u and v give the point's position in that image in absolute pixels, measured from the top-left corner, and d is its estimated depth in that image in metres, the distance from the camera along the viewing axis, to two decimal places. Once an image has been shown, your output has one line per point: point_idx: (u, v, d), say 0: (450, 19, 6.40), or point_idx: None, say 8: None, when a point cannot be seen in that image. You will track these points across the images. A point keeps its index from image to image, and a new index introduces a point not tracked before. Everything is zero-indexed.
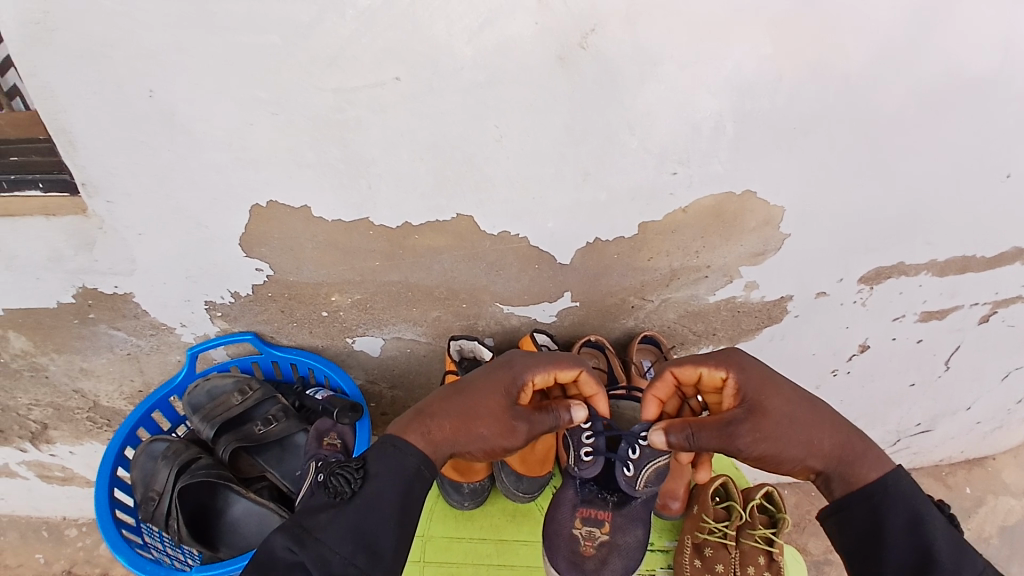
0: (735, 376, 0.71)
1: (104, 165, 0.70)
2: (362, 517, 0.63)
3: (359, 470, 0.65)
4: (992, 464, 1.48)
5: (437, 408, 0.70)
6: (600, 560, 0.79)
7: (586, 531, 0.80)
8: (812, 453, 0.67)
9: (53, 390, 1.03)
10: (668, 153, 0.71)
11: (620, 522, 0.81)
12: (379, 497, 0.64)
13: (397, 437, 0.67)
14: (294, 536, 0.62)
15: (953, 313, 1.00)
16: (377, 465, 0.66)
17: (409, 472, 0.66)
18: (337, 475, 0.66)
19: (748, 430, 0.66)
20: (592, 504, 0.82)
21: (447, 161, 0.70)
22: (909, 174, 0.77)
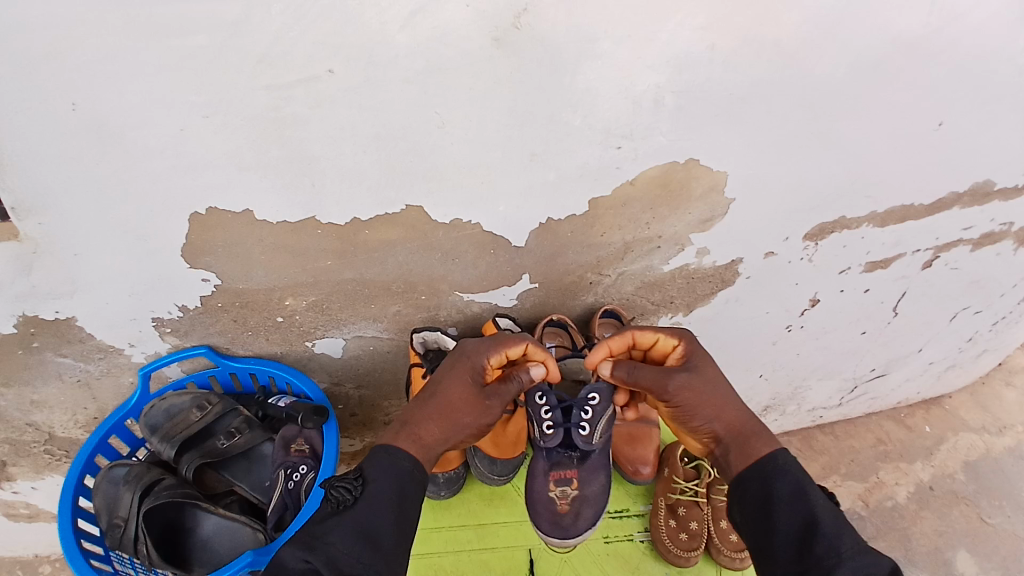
0: (686, 344, 0.80)
1: (32, 185, 0.67)
2: (365, 517, 0.66)
3: (357, 478, 0.69)
4: (947, 401, 1.56)
5: (419, 415, 0.75)
6: (577, 515, 0.81)
7: (560, 491, 0.82)
8: (720, 420, 0.76)
9: (4, 425, 0.98)
10: (612, 129, 0.71)
11: (587, 474, 0.83)
12: (379, 497, 0.68)
13: (389, 446, 0.73)
14: (303, 544, 0.63)
15: (897, 261, 1.04)
16: (375, 470, 0.70)
17: (403, 473, 0.71)
18: (337, 486, 0.68)
19: (677, 379, 0.75)
20: (559, 464, 0.83)
21: (392, 153, 0.69)
22: (845, 131, 0.79)
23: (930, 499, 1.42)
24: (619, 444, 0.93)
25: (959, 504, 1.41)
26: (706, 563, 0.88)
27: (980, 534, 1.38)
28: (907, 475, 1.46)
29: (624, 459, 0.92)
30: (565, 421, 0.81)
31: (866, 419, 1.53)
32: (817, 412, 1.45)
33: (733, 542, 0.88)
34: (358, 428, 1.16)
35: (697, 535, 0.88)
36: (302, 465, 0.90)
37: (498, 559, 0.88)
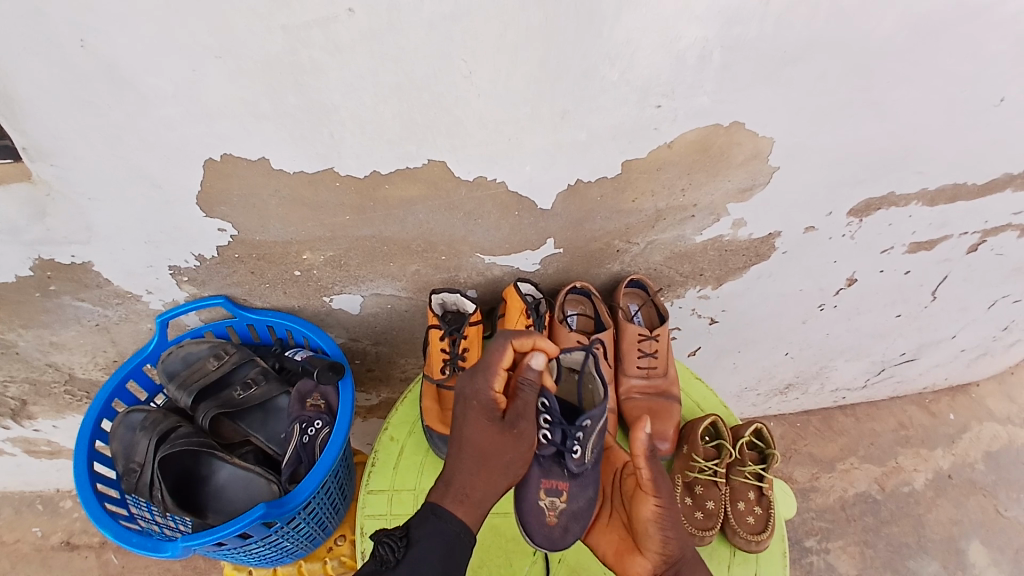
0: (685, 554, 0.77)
1: (44, 128, 0.64)
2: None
3: (401, 538, 0.70)
4: (975, 389, 1.50)
5: (460, 481, 0.74)
6: (564, 530, 0.78)
7: (549, 502, 0.79)
8: (681, 542, 0.76)
9: (25, 365, 0.99)
10: (651, 86, 0.66)
11: (576, 490, 0.79)
12: (422, 560, 0.68)
13: (435, 505, 0.73)
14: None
15: (942, 243, 0.98)
16: (419, 532, 0.71)
17: (448, 533, 0.71)
18: (382, 544, 0.70)
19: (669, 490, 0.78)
20: (551, 473, 0.79)
21: (413, 104, 0.65)
22: (903, 102, 0.73)
23: (948, 487, 1.39)
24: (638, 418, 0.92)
25: (977, 495, 1.38)
26: (720, 543, 0.85)
27: (996, 526, 1.34)
28: (927, 461, 1.42)
29: None
30: (559, 441, 0.79)
31: (889, 402, 1.49)
32: (839, 392, 1.41)
33: (748, 524, 0.84)
34: (374, 384, 1.15)
35: (713, 515, 0.85)
36: (317, 420, 0.89)
37: (507, 525, 0.86)
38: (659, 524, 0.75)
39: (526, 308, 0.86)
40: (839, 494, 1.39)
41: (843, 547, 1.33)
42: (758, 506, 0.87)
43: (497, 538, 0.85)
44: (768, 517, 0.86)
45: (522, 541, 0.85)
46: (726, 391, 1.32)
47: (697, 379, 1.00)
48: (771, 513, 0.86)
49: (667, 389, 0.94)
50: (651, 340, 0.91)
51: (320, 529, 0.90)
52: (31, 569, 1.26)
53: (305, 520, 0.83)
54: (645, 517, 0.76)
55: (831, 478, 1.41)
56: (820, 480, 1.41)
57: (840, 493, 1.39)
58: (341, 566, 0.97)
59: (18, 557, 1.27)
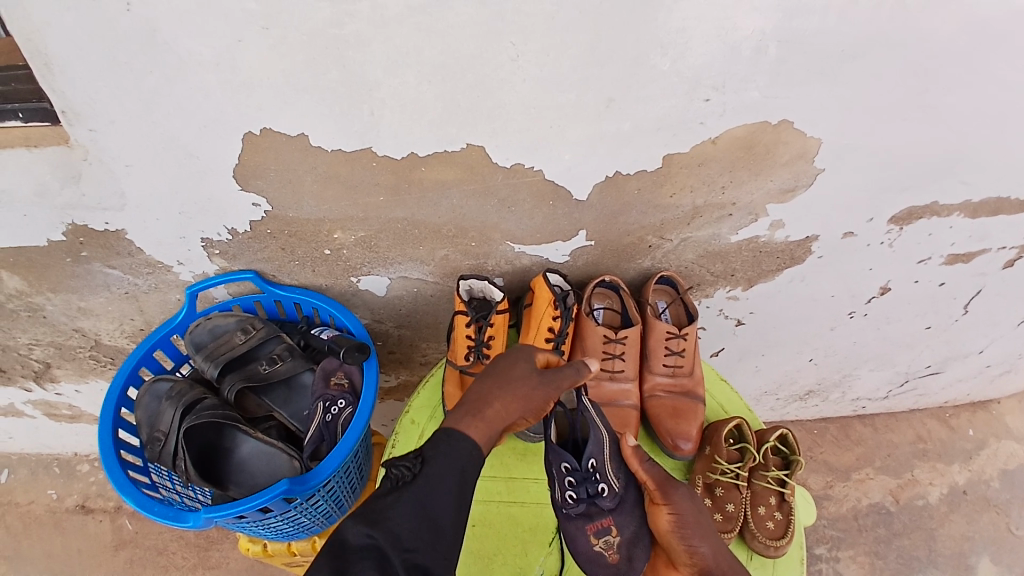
0: (710, 551, 0.69)
1: (86, 92, 0.64)
2: (426, 495, 0.59)
3: (416, 457, 0.62)
4: (997, 407, 1.48)
5: (489, 410, 0.68)
6: (631, 563, 0.76)
7: (604, 543, 0.77)
8: (711, 546, 0.70)
9: (53, 329, 1.01)
10: (702, 78, 0.65)
11: (623, 518, 0.77)
12: (439, 479, 0.60)
13: (452, 429, 0.66)
14: (366, 519, 0.56)
15: (980, 256, 0.96)
16: (433, 450, 0.63)
17: (461, 457, 0.63)
18: (396, 465, 0.62)
19: (682, 489, 0.74)
20: (592, 515, 0.78)
21: (457, 86, 0.64)
22: (958, 108, 0.71)
23: (963, 503, 1.37)
24: (662, 416, 0.90)
25: (992, 513, 1.35)
26: (738, 546, 0.85)
27: (1010, 546, 1.32)
28: (943, 476, 1.40)
29: (664, 432, 0.89)
30: (583, 492, 0.78)
31: (909, 415, 1.47)
32: (859, 401, 1.39)
33: (768, 529, 0.84)
34: (394, 366, 1.15)
35: (732, 518, 0.85)
36: (341, 399, 0.89)
37: (526, 515, 0.85)
38: (677, 531, 0.71)
39: (554, 299, 0.85)
40: (852, 503, 1.37)
41: (853, 557, 1.32)
42: (778, 512, 0.86)
43: (513, 528, 0.85)
44: (788, 523, 0.85)
45: (538, 531, 0.84)
46: (746, 393, 1.30)
47: (721, 380, 0.98)
48: (792, 519, 0.85)
49: (692, 389, 0.93)
50: (678, 339, 0.90)
51: (337, 507, 0.90)
52: (47, 528, 1.28)
53: (324, 498, 0.84)
54: (663, 528, 0.73)
55: (844, 487, 1.39)
56: (834, 489, 1.39)
57: (853, 502, 1.37)
58: None
59: (34, 518, 1.29)
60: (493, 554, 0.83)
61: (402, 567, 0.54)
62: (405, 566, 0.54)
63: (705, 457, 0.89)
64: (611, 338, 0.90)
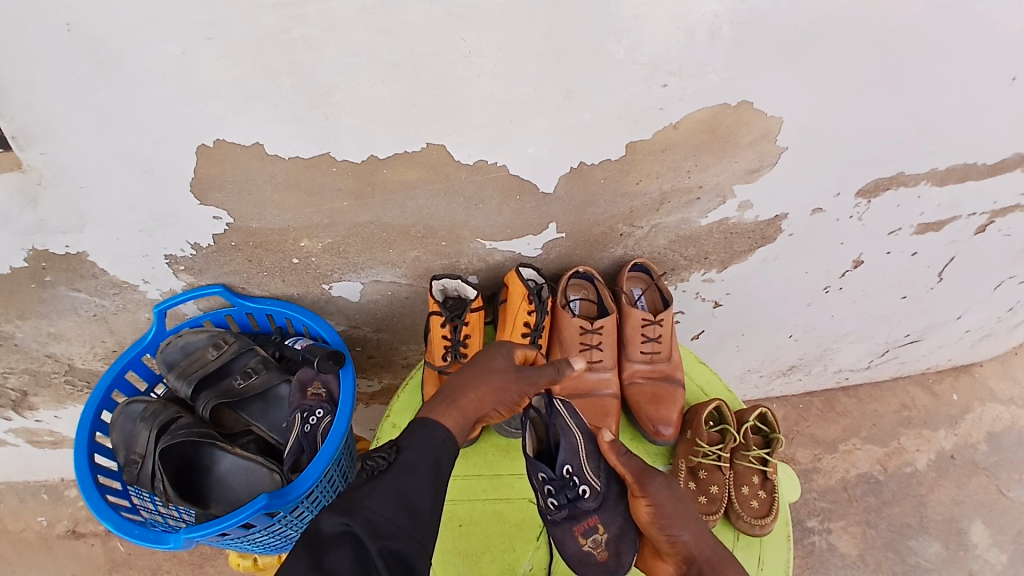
0: (691, 540, 0.70)
1: (32, 113, 0.62)
2: (401, 483, 0.60)
3: (392, 447, 0.64)
4: (977, 370, 1.50)
5: (469, 397, 0.70)
6: (619, 559, 0.77)
7: (592, 542, 0.77)
8: (692, 535, 0.71)
9: (23, 356, 0.98)
10: (659, 63, 0.64)
11: (608, 515, 0.78)
12: (416, 467, 0.62)
13: (429, 417, 0.67)
14: (343, 508, 0.58)
15: (950, 224, 0.96)
16: (409, 439, 0.64)
17: (436, 445, 0.65)
18: (371, 455, 0.64)
19: (660, 479, 0.73)
20: (577, 517, 0.78)
21: (412, 85, 0.63)
22: (917, 79, 0.71)
23: (949, 467, 1.39)
24: (642, 403, 0.91)
25: (977, 475, 1.38)
26: (723, 527, 0.85)
27: (996, 506, 1.34)
28: (929, 442, 1.42)
29: (645, 419, 0.90)
30: (563, 497, 0.78)
31: (892, 384, 1.48)
32: (842, 374, 1.40)
33: (753, 508, 0.84)
34: (375, 370, 1.14)
35: (716, 499, 0.85)
36: (319, 409, 0.88)
37: (512, 510, 0.85)
38: (658, 522, 0.72)
39: (529, 294, 0.85)
40: (841, 474, 1.39)
41: (845, 528, 1.34)
42: (762, 491, 0.87)
43: (499, 524, 0.84)
44: (772, 501, 0.86)
45: (525, 525, 0.84)
46: (730, 373, 1.31)
47: (701, 363, 0.99)
48: (775, 497, 0.86)
49: (671, 374, 0.93)
50: (654, 326, 0.90)
51: None
52: (36, 557, 1.26)
53: (310, 508, 0.83)
54: (643, 520, 0.73)
55: (833, 459, 1.41)
56: (823, 461, 1.41)
57: (842, 473, 1.39)
58: None
59: (24, 546, 1.27)
60: (481, 552, 0.82)
61: (377, 555, 0.56)
62: (381, 553, 0.56)
63: (687, 440, 0.89)
64: (587, 329, 0.89)
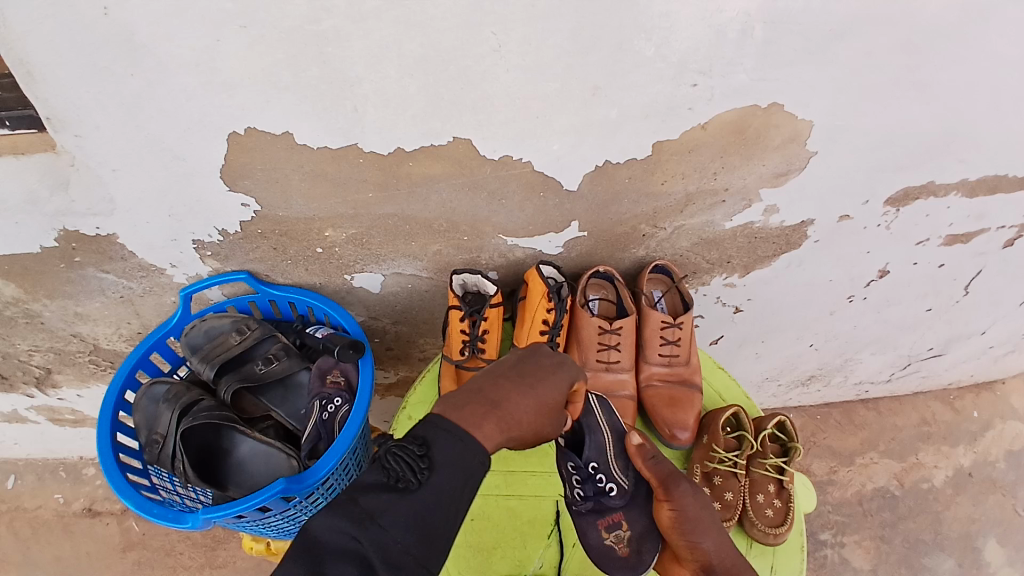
0: (711, 549, 0.69)
1: (69, 97, 0.64)
2: (427, 509, 0.52)
3: (424, 457, 0.53)
4: (1002, 387, 1.47)
5: (515, 409, 0.60)
6: (640, 556, 0.77)
7: (614, 537, 0.79)
8: (713, 544, 0.69)
9: (51, 335, 1.01)
10: (688, 62, 0.64)
11: (633, 513, 0.79)
12: (446, 488, 0.53)
13: (468, 429, 0.56)
14: (352, 519, 0.50)
15: (979, 236, 0.95)
16: (444, 453, 0.54)
17: (475, 465, 0.55)
18: (394, 455, 0.53)
19: (684, 485, 0.72)
20: (602, 511, 0.80)
21: (440, 78, 0.64)
22: (950, 87, 0.70)
23: (969, 485, 1.36)
24: (658, 406, 0.90)
25: (996, 494, 1.35)
26: (737, 534, 0.84)
27: (1015, 526, 1.32)
28: (948, 458, 1.39)
29: (661, 422, 0.89)
30: (590, 490, 0.80)
31: (913, 397, 1.46)
32: (862, 385, 1.38)
33: (767, 517, 0.83)
34: (392, 362, 1.15)
35: (731, 506, 0.84)
36: (337, 397, 0.89)
37: (526, 507, 0.85)
38: (681, 526, 0.71)
39: (548, 292, 0.85)
40: (856, 488, 1.37)
41: (858, 542, 1.32)
42: (777, 500, 0.86)
43: (513, 521, 0.84)
44: (787, 511, 0.85)
45: (537, 524, 0.85)
46: (747, 380, 1.30)
47: (719, 368, 0.98)
48: (790, 507, 0.85)
49: (689, 378, 0.92)
50: (673, 328, 0.90)
51: None
52: (54, 534, 1.29)
53: (324, 494, 0.83)
54: (665, 524, 0.73)
55: (849, 471, 1.39)
56: (838, 473, 1.39)
57: (857, 487, 1.37)
58: None
59: (42, 522, 1.30)
60: (493, 549, 0.82)
61: None
62: None
63: (704, 446, 0.88)
64: (606, 329, 0.89)
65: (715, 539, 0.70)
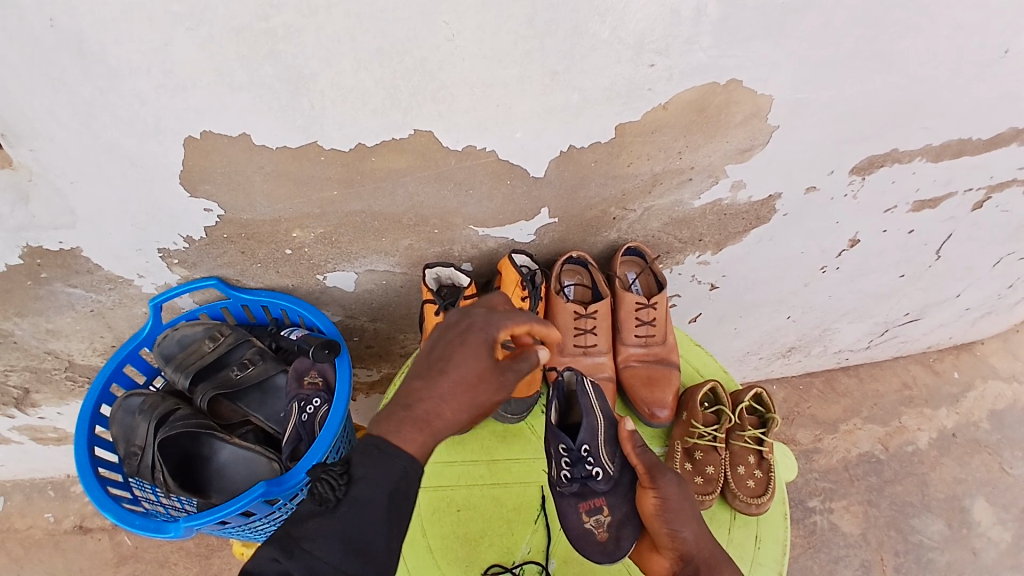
0: (690, 539, 0.72)
1: (19, 110, 0.62)
2: (351, 523, 0.56)
3: (342, 475, 0.57)
4: (979, 348, 1.50)
5: (423, 402, 0.62)
6: (618, 543, 0.77)
7: (594, 521, 0.78)
8: (692, 534, 0.72)
9: (24, 354, 0.99)
10: (645, 42, 0.64)
11: (616, 499, 0.78)
12: (368, 502, 0.57)
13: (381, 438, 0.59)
14: (281, 546, 0.55)
15: (947, 201, 0.96)
16: (362, 469, 0.57)
17: (396, 474, 0.58)
18: (318, 481, 0.57)
19: (667, 477, 0.74)
20: (585, 495, 0.79)
21: (396, 70, 0.63)
22: (907, 56, 0.71)
23: (951, 445, 1.39)
24: (636, 385, 0.91)
25: (982, 453, 1.38)
26: (719, 507, 0.85)
27: (997, 483, 1.35)
28: (930, 421, 1.42)
29: (640, 401, 0.90)
30: (577, 472, 0.78)
31: (892, 362, 1.48)
32: (842, 354, 1.40)
33: (749, 488, 0.85)
34: (374, 360, 1.15)
35: (713, 479, 0.85)
36: (316, 398, 0.89)
37: (512, 495, 0.86)
38: (663, 516, 0.72)
39: (522, 280, 0.85)
40: (842, 454, 1.39)
41: (847, 507, 1.34)
42: (758, 470, 0.87)
43: (499, 509, 0.85)
44: (768, 480, 0.86)
45: (524, 509, 0.85)
46: (729, 356, 1.31)
47: (696, 345, 0.99)
48: (772, 476, 0.86)
49: (666, 356, 0.93)
50: (648, 309, 0.90)
51: None
52: (45, 553, 1.27)
53: None
54: (647, 511, 0.74)
55: (833, 439, 1.41)
56: (823, 441, 1.41)
57: (843, 454, 1.39)
58: None
59: (32, 542, 1.28)
60: (481, 537, 0.83)
61: None
62: None
63: (682, 422, 0.89)
64: (581, 313, 0.89)
65: (694, 531, 0.72)
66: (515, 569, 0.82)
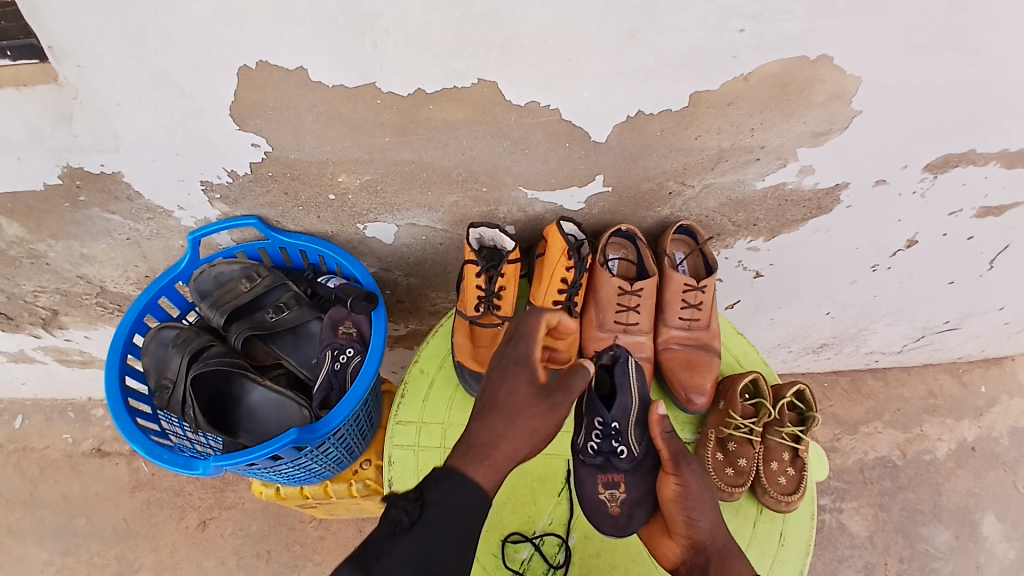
0: (705, 529, 0.71)
1: (71, 26, 0.60)
2: (424, 544, 0.60)
3: (416, 500, 0.63)
4: (1010, 363, 1.45)
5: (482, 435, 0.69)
6: (630, 519, 0.76)
7: (609, 494, 0.77)
8: (710, 525, 0.72)
9: (56, 276, 0.99)
10: (735, 6, 0.59)
11: (635, 479, 0.77)
12: (439, 523, 0.61)
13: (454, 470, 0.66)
14: (359, 562, 0.58)
15: (1013, 210, 0.91)
16: (435, 495, 0.63)
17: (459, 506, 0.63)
18: (395, 505, 0.62)
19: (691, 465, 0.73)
20: (604, 468, 0.77)
21: (466, 14, 0.59)
22: (1010, 48, 0.65)
23: (970, 458, 1.36)
24: (675, 368, 0.88)
25: (999, 470, 1.35)
26: (746, 500, 0.84)
27: (1013, 501, 1.32)
28: (952, 432, 1.39)
29: (678, 384, 0.87)
30: (604, 448, 0.77)
31: (922, 369, 1.44)
32: (874, 355, 1.36)
33: (780, 485, 0.83)
34: (402, 315, 1.14)
35: (744, 472, 0.83)
36: (350, 348, 0.88)
37: (535, 465, 0.85)
38: (682, 502, 0.72)
39: (568, 249, 0.82)
40: (859, 456, 1.37)
41: (857, 509, 1.33)
42: (791, 468, 0.85)
43: (523, 477, 0.84)
44: (800, 479, 0.84)
45: (548, 480, 0.84)
46: (760, 346, 1.28)
47: (739, 333, 0.96)
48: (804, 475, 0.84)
49: (708, 342, 0.90)
50: (696, 291, 0.87)
51: (347, 454, 0.90)
52: (63, 473, 1.30)
53: (334, 444, 0.83)
54: (666, 497, 0.73)
55: (853, 440, 1.39)
56: (841, 441, 1.39)
57: (860, 455, 1.37)
58: (366, 488, 0.98)
59: (49, 462, 1.31)
60: (502, 502, 0.83)
61: None
62: None
63: (719, 412, 0.87)
64: (625, 290, 0.87)
65: (711, 523, 0.72)
66: (535, 539, 0.81)
